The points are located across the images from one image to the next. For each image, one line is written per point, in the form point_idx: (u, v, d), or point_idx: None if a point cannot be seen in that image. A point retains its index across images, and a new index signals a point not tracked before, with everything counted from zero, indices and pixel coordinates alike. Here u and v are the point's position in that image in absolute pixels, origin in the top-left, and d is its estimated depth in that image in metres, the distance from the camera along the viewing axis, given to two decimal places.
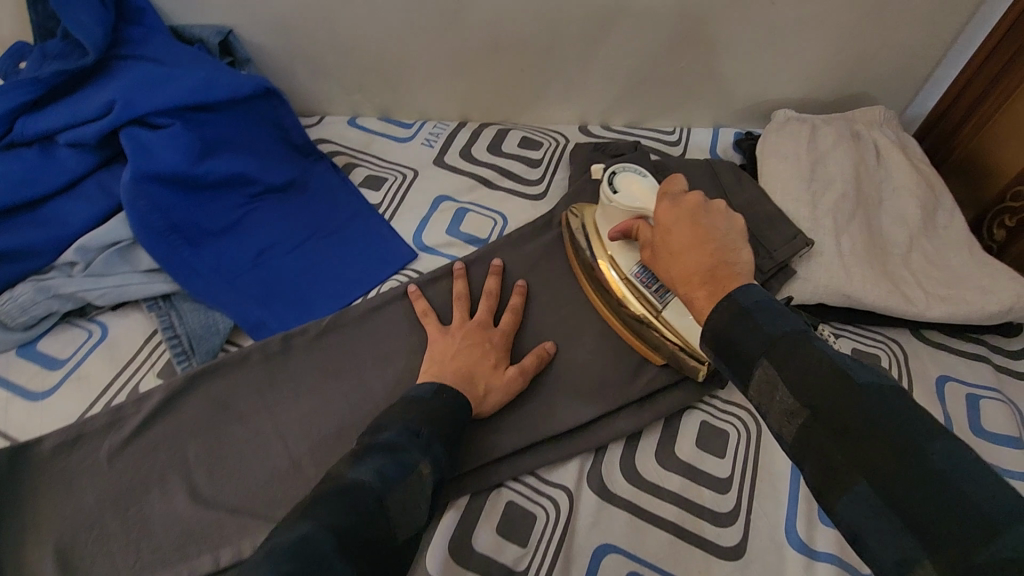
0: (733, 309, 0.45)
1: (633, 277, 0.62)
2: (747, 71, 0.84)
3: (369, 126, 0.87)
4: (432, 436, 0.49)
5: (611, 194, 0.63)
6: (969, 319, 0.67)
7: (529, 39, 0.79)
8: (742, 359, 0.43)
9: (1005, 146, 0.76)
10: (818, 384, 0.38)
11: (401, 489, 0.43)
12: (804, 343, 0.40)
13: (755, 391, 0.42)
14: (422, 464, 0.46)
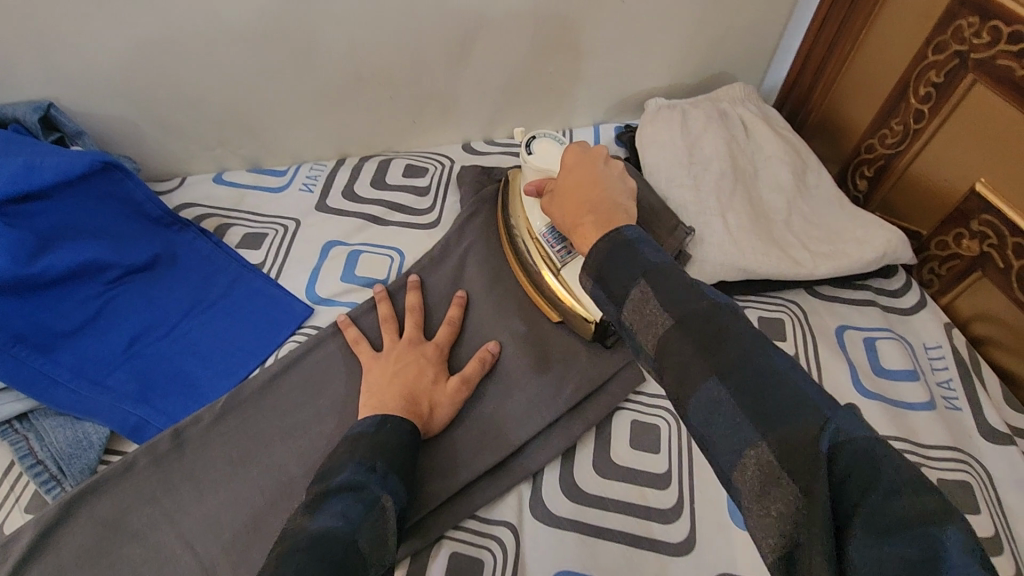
0: (620, 241, 0.45)
1: (542, 237, 0.64)
2: (614, 68, 0.86)
3: (238, 181, 0.80)
4: (388, 469, 0.48)
5: (526, 155, 0.65)
6: (853, 269, 0.71)
7: (391, 66, 0.77)
8: (617, 285, 0.43)
9: (852, 104, 0.81)
10: (682, 298, 0.39)
11: (367, 525, 0.42)
12: (678, 278, 0.40)
13: (628, 312, 0.41)
14: (383, 497, 0.45)
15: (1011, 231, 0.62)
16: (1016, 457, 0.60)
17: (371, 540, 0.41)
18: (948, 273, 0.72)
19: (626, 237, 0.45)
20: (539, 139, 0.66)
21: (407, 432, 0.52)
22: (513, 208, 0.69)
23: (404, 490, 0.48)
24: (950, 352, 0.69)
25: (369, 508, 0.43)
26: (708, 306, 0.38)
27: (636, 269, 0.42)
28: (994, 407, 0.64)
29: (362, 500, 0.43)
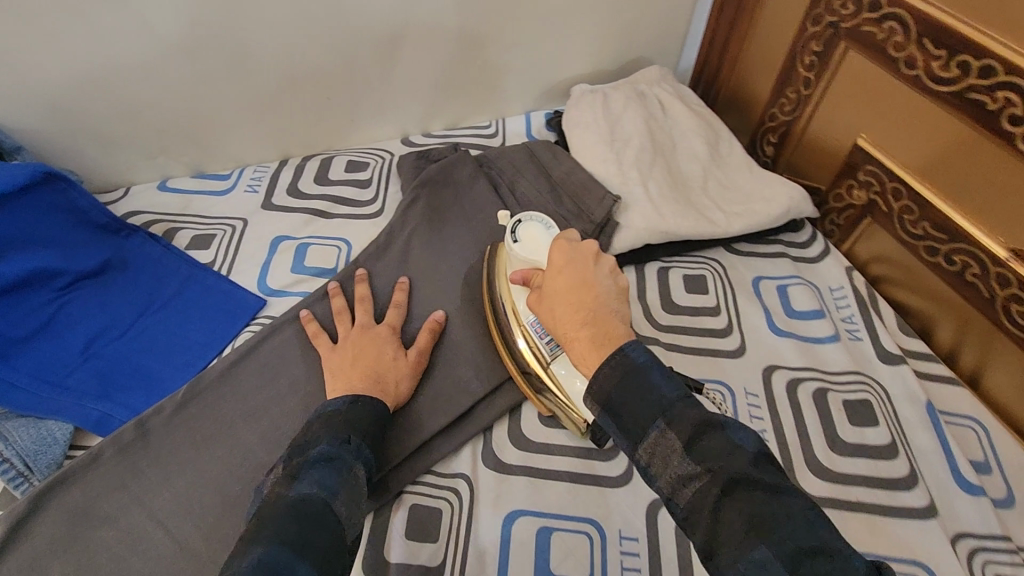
0: (626, 364, 0.44)
1: (529, 327, 0.62)
2: (538, 58, 0.92)
3: (183, 187, 0.83)
4: (360, 441, 0.50)
5: (511, 242, 0.64)
6: (762, 224, 0.79)
7: (324, 68, 0.81)
8: (633, 421, 0.43)
9: (754, 78, 0.90)
10: (708, 446, 0.40)
11: (343, 493, 0.44)
12: (707, 420, 0.41)
13: (646, 454, 0.42)
14: (356, 467, 0.47)
15: (890, 177, 0.71)
16: (907, 374, 0.68)
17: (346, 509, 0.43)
18: (846, 222, 0.80)
19: (636, 360, 0.45)
20: (525, 223, 0.65)
21: (377, 410, 0.54)
22: (497, 285, 0.67)
23: (372, 458, 0.51)
24: (851, 291, 0.77)
25: (345, 477, 0.45)
26: (737, 457, 0.39)
27: (651, 404, 0.43)
28: (889, 334, 0.73)
29: (339, 470, 0.45)
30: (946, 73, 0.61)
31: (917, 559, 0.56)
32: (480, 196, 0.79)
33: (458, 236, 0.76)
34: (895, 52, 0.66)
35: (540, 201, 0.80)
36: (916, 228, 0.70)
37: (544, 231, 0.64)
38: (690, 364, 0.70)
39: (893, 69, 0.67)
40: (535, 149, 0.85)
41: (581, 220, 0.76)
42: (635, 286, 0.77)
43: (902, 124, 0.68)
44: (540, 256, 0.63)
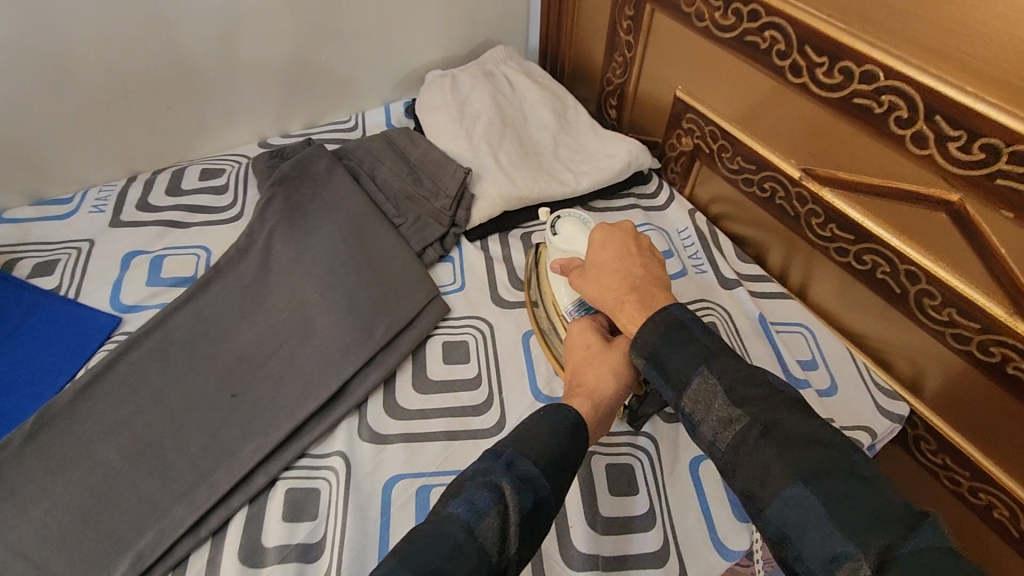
0: (670, 320, 0.51)
1: (568, 315, 0.65)
2: (385, 48, 0.94)
3: (21, 215, 0.78)
4: (533, 463, 0.47)
5: (551, 235, 0.67)
6: (609, 180, 0.85)
7: (160, 76, 0.79)
8: (676, 371, 0.50)
9: (589, 47, 0.96)
10: (743, 393, 0.47)
11: (494, 518, 0.43)
12: (751, 372, 0.48)
13: (690, 403, 0.48)
14: (509, 487, 0.45)
15: (706, 122, 0.79)
16: (743, 295, 0.76)
17: (492, 536, 0.43)
18: (682, 169, 0.88)
19: (681, 318, 0.52)
20: (564, 218, 0.67)
21: (566, 418, 0.50)
22: (539, 282, 0.71)
23: (550, 489, 0.47)
24: (694, 231, 0.84)
25: (495, 500, 0.44)
26: (776, 404, 0.45)
27: (695, 355, 0.49)
28: (727, 264, 0.81)
29: (489, 489, 0.44)
30: (726, 21, 0.69)
31: None
32: (339, 186, 0.80)
33: (320, 226, 0.77)
34: (687, 8, 0.74)
35: (400, 184, 0.82)
36: (734, 164, 0.78)
37: (583, 228, 0.66)
38: None
39: (689, 24, 0.75)
40: (392, 136, 0.86)
41: (439, 196, 0.80)
42: (500, 252, 0.81)
43: (707, 72, 0.76)
44: (579, 248, 0.65)
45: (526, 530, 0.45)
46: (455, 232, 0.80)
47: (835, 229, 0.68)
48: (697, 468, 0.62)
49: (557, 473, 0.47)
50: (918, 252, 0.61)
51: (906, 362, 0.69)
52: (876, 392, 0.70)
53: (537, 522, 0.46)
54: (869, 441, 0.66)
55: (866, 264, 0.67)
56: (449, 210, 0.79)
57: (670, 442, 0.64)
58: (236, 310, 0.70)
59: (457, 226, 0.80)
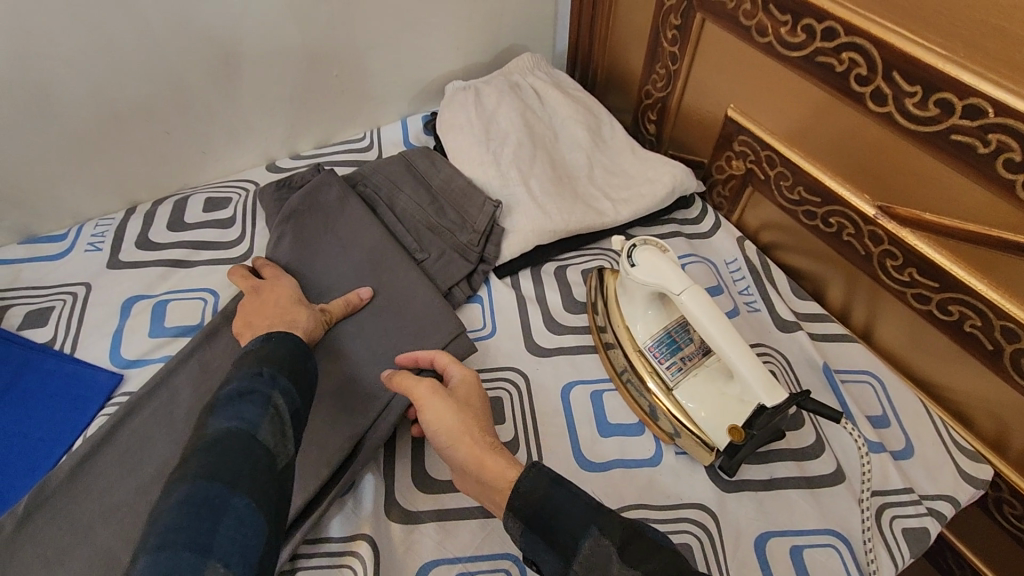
0: (546, 478, 0.48)
1: (648, 350, 0.62)
2: (400, 59, 0.86)
3: (11, 256, 0.72)
4: (275, 372, 0.51)
5: (629, 266, 0.61)
6: (650, 208, 0.77)
7: (155, 102, 0.72)
8: (559, 538, 0.45)
9: (627, 54, 0.88)
10: (638, 549, 0.43)
11: (265, 426, 0.46)
12: (635, 528, 0.44)
13: (582, 569, 0.43)
14: (279, 397, 0.49)
15: (762, 145, 0.71)
16: (803, 340, 0.69)
17: (273, 438, 0.46)
18: (731, 193, 0.80)
19: (550, 473, 0.48)
20: (642, 247, 0.61)
21: (292, 342, 0.55)
22: (609, 311, 0.67)
23: (298, 395, 0.51)
24: (744, 262, 0.77)
25: (266, 410, 0.47)
26: (663, 555, 0.42)
27: (580, 515, 0.45)
28: (784, 302, 0.73)
29: (256, 404, 0.47)
30: (794, 38, 0.61)
31: (829, 527, 0.57)
32: (354, 214, 0.73)
33: (335, 264, 0.70)
34: (744, 20, 0.65)
35: (422, 214, 0.75)
36: (793, 194, 0.70)
37: (666, 258, 0.59)
38: (596, 364, 0.68)
39: (747, 38, 0.66)
40: (411, 158, 0.79)
41: (465, 230, 0.73)
42: (533, 291, 0.74)
43: (765, 91, 0.68)
44: (660, 280, 0.59)
45: (298, 429, 0.49)
46: (483, 268, 0.73)
47: (915, 274, 0.60)
48: (764, 547, 0.56)
49: (303, 387, 0.52)
50: (1019, 308, 0.53)
51: (991, 422, 0.61)
52: (957, 453, 0.63)
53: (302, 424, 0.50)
54: (951, 512, 0.60)
55: (952, 314, 0.59)
56: (477, 246, 0.72)
57: (731, 516, 0.57)
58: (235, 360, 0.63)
59: (486, 261, 0.73)
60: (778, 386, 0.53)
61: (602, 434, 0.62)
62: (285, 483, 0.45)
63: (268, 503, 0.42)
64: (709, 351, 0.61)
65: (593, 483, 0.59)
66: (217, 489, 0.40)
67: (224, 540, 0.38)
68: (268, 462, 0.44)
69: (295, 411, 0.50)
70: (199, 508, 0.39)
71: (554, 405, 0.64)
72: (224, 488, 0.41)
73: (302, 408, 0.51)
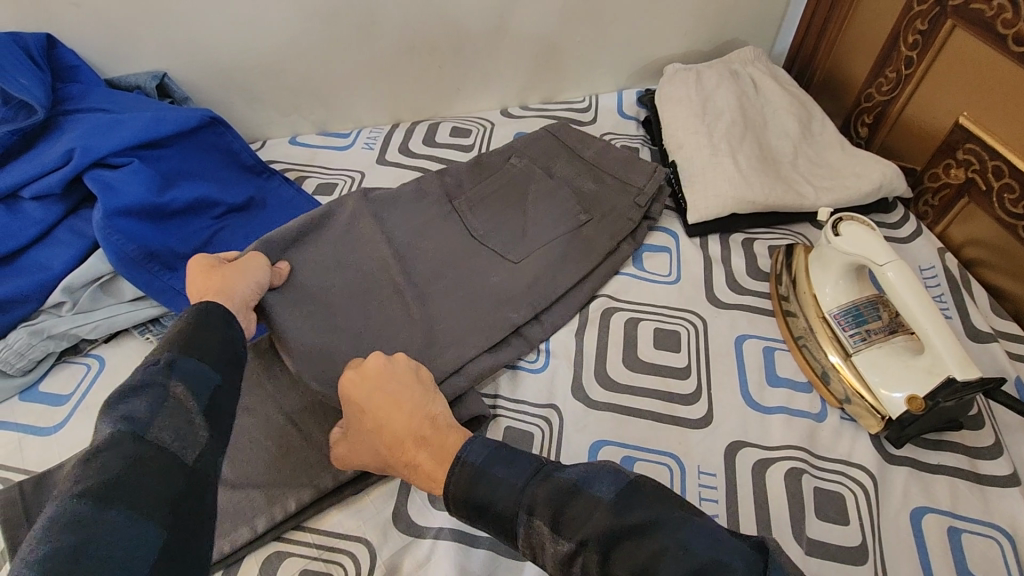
0: (469, 471, 0.48)
1: (833, 318, 0.66)
2: (635, 36, 0.96)
3: (311, 142, 0.93)
4: (177, 355, 0.47)
5: (832, 236, 0.65)
6: (853, 201, 0.80)
7: (437, 40, 0.89)
8: (499, 520, 0.45)
9: (853, 57, 0.91)
10: (567, 517, 0.42)
11: (164, 417, 0.43)
12: (558, 491, 0.44)
13: (528, 549, 0.44)
14: (179, 383, 0.45)
15: (991, 155, 0.71)
16: (997, 352, 0.68)
17: (172, 435, 0.42)
18: (940, 203, 0.80)
19: (475, 460, 0.48)
20: (848, 222, 0.65)
21: (211, 316, 0.53)
22: (797, 280, 0.72)
23: (215, 376, 0.49)
24: (942, 271, 0.76)
25: (164, 397, 0.44)
26: (591, 517, 0.41)
27: (506, 497, 0.45)
28: (980, 315, 0.72)
29: (150, 398, 0.43)
30: None
31: (994, 523, 0.57)
32: (515, 178, 0.80)
33: (508, 206, 0.78)
34: (1003, 28, 0.67)
35: (580, 180, 0.80)
36: (1016, 208, 0.69)
37: (874, 234, 0.63)
38: (773, 325, 0.73)
39: (1001, 46, 0.68)
40: (557, 131, 0.85)
41: (634, 195, 0.80)
42: (720, 253, 0.80)
43: (1007, 101, 0.68)
44: (861, 252, 0.62)
45: (212, 412, 0.46)
46: (647, 224, 0.81)
47: None
48: (919, 520, 0.57)
49: (223, 367, 0.50)
50: None
51: None
52: None
53: (222, 405, 0.48)
54: None
55: None
56: (643, 207, 0.79)
57: (890, 484, 0.60)
58: (344, 267, 0.69)
59: (650, 219, 0.81)
60: (973, 365, 0.56)
61: (770, 384, 0.67)
62: (194, 483, 0.41)
63: (164, 505, 0.38)
64: (895, 331, 0.64)
65: (756, 419, 0.64)
66: (95, 504, 0.36)
67: (107, 549, 0.34)
68: (164, 460, 0.40)
69: (207, 395, 0.47)
70: (92, 521, 0.35)
71: (727, 349, 0.70)
72: (100, 502, 0.36)
73: (219, 389, 0.48)
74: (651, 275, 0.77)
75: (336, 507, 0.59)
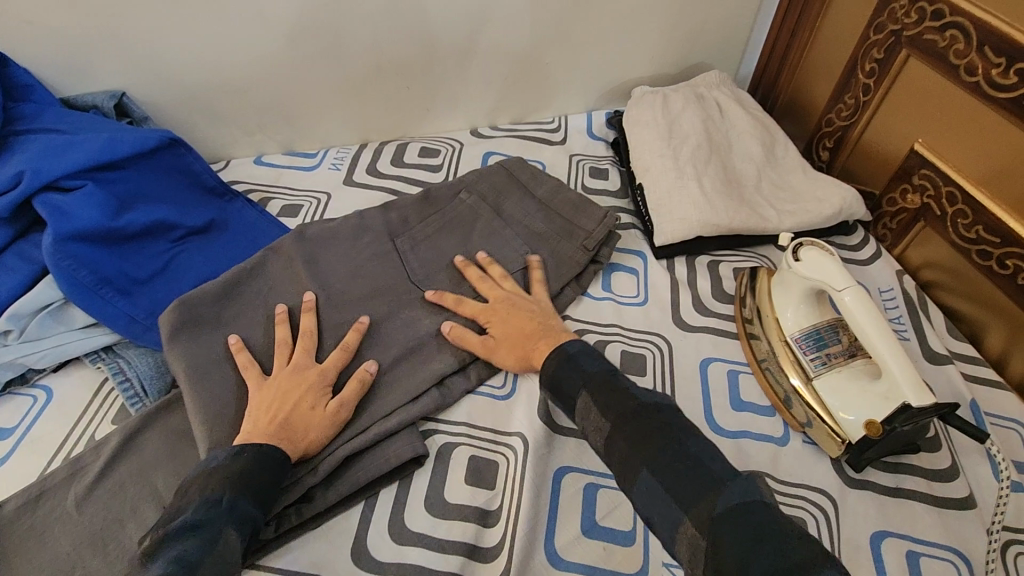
0: (562, 355, 0.60)
1: (794, 342, 0.67)
2: (603, 59, 0.97)
3: (277, 162, 0.92)
4: (233, 498, 0.50)
5: (793, 261, 0.67)
6: (815, 224, 0.81)
7: (405, 61, 0.89)
8: (565, 393, 0.58)
9: (814, 83, 0.94)
10: (613, 400, 0.54)
11: (211, 560, 0.45)
12: (622, 386, 0.56)
13: (576, 416, 0.57)
14: (231, 529, 0.48)
15: (944, 181, 0.73)
16: (953, 374, 0.69)
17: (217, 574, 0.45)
18: (898, 226, 0.82)
19: (572, 348, 0.61)
20: (807, 247, 0.66)
21: (267, 457, 0.54)
22: (760, 303, 0.72)
23: (258, 516, 0.51)
24: (900, 293, 0.78)
25: (211, 540, 0.46)
26: (631, 407, 0.53)
27: (579, 376, 0.58)
28: (936, 336, 0.74)
29: (202, 539, 0.46)
30: (1005, 80, 0.64)
31: (952, 545, 0.58)
32: (462, 214, 0.80)
33: (447, 243, 0.78)
34: (954, 59, 0.69)
35: (530, 220, 0.80)
36: (969, 232, 0.71)
37: (832, 259, 0.64)
38: (737, 348, 0.73)
39: (953, 76, 0.70)
40: (511, 168, 0.86)
41: (578, 240, 0.79)
42: (686, 275, 0.81)
43: (960, 129, 0.71)
44: (821, 276, 0.63)
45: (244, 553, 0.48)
46: (593, 268, 0.79)
47: None
48: (881, 545, 0.58)
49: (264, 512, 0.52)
50: None
51: None
52: None
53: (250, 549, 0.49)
54: None
55: None
56: (591, 250, 0.78)
57: (851, 508, 0.60)
58: (265, 314, 0.69)
59: (597, 263, 0.80)
60: (928, 392, 0.56)
61: (735, 408, 0.67)
62: None
63: None
64: (855, 355, 0.65)
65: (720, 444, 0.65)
66: None
67: None
68: None
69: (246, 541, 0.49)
70: None
71: (692, 373, 0.70)
72: None
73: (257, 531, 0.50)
74: (618, 298, 0.78)
75: (294, 542, 0.57)
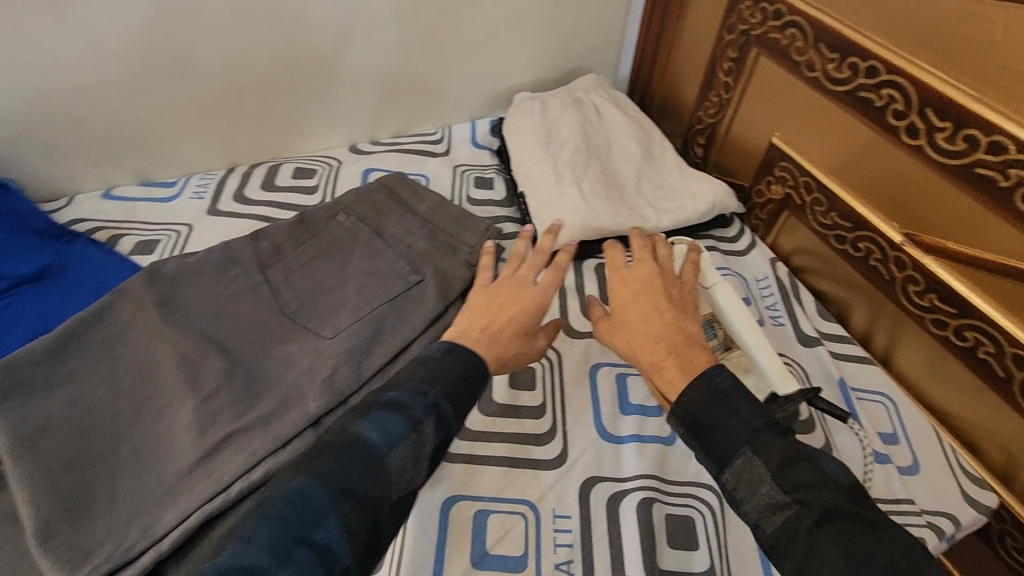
0: (712, 390, 0.52)
1: None
2: (480, 67, 0.96)
3: (129, 195, 0.84)
4: (438, 394, 0.51)
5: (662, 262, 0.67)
6: (691, 220, 0.83)
7: (267, 77, 0.83)
8: (716, 443, 0.49)
9: (683, 83, 0.97)
10: (800, 474, 0.46)
11: (404, 447, 0.47)
12: (810, 458, 0.47)
13: (734, 479, 0.48)
14: (427, 424, 0.49)
15: (801, 172, 0.77)
16: (823, 355, 0.73)
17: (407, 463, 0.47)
18: (768, 216, 0.85)
19: (723, 382, 0.52)
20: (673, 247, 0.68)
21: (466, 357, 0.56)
22: None
23: (453, 418, 0.52)
24: (774, 281, 0.81)
25: (410, 431, 0.48)
26: (832, 493, 0.45)
27: (739, 432, 0.49)
28: (807, 320, 0.77)
29: (406, 422, 0.48)
30: (840, 74, 0.68)
31: None
32: (340, 237, 0.77)
33: (326, 269, 0.74)
34: (796, 56, 0.73)
35: (412, 237, 0.77)
36: (827, 219, 0.75)
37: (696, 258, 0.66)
38: None
39: (797, 72, 0.74)
40: (390, 184, 0.82)
41: (463, 253, 0.76)
42: (573, 282, 0.80)
43: (808, 122, 0.74)
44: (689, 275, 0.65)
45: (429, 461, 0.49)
46: None
47: (936, 300, 0.64)
48: None
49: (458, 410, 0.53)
50: None
51: (997, 450, 0.64)
52: (962, 477, 0.65)
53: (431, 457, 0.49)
54: (952, 529, 0.61)
55: (967, 340, 0.62)
56: (474, 265, 0.75)
57: None
58: (112, 367, 0.62)
59: None
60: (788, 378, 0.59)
61: (624, 413, 0.67)
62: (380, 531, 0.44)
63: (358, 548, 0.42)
64: (731, 347, 0.65)
65: (610, 451, 0.64)
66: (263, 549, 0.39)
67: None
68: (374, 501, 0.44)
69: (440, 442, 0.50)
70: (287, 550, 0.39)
71: (581, 381, 0.70)
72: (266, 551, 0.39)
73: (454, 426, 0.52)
74: None
75: None
